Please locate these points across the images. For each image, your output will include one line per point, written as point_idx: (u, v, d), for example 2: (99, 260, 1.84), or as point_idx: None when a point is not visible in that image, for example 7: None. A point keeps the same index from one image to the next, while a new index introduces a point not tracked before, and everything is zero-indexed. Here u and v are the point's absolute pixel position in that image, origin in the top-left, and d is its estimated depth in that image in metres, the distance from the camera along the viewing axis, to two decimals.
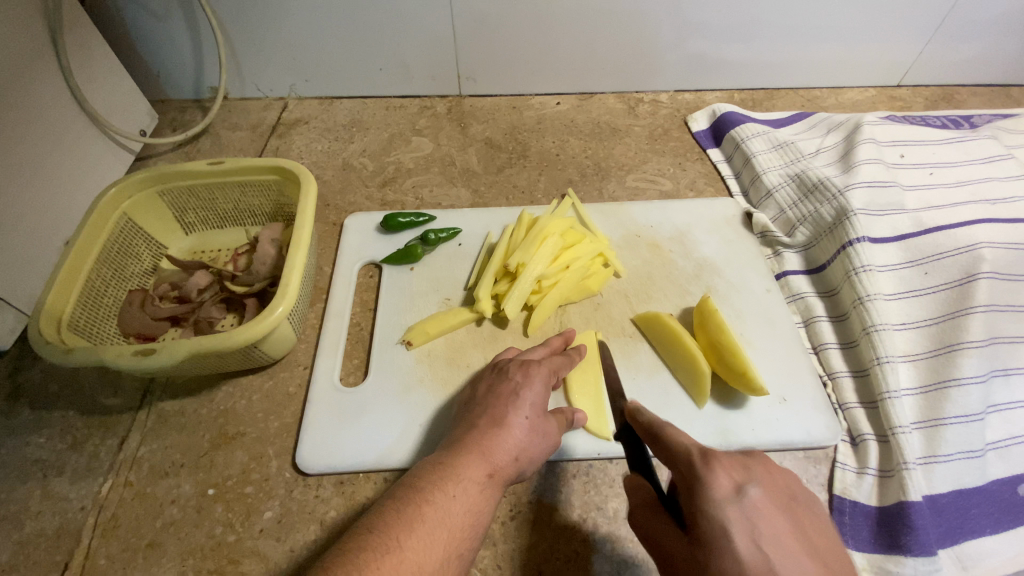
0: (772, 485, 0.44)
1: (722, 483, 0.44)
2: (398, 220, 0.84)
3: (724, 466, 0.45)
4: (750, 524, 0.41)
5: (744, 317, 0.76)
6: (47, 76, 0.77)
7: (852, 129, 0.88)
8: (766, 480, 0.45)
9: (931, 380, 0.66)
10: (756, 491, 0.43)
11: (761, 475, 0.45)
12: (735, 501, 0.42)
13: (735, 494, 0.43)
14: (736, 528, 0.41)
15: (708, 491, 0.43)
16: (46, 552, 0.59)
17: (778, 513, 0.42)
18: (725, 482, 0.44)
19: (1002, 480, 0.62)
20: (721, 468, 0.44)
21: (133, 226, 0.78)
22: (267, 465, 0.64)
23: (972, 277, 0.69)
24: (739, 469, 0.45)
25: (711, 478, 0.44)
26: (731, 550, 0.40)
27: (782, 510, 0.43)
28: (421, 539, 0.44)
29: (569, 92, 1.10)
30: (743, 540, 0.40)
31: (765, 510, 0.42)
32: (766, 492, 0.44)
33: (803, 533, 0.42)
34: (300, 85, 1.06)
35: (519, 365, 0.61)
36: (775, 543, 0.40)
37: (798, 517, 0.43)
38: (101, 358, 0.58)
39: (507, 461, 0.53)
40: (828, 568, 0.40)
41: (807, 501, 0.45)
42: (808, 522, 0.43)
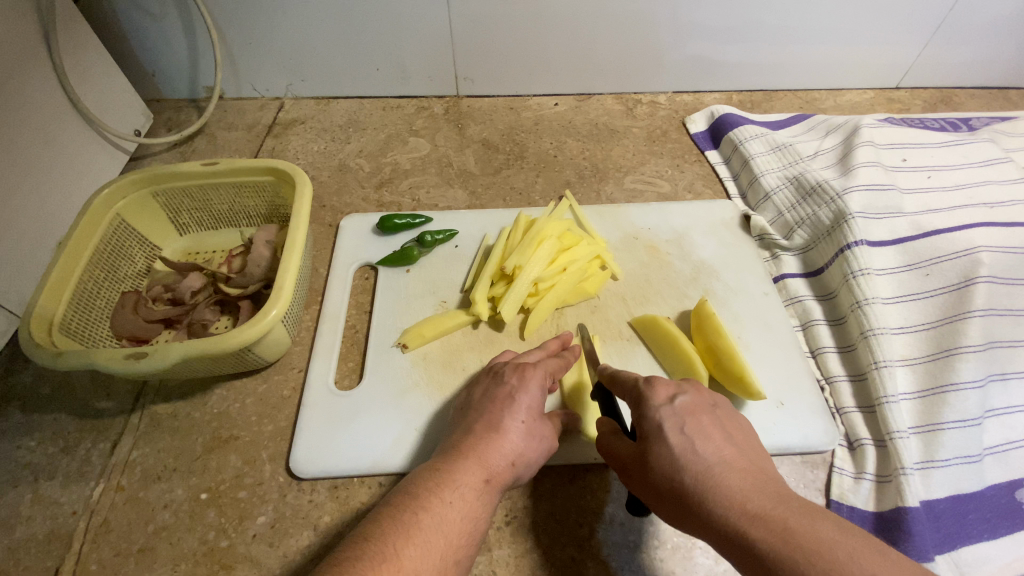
0: (700, 395, 0.51)
1: (659, 394, 0.50)
2: (394, 221, 0.83)
3: (662, 383, 0.52)
4: (680, 420, 0.48)
5: (741, 320, 0.75)
6: (40, 75, 0.77)
7: (851, 131, 0.87)
8: (696, 391, 0.51)
9: (929, 384, 0.66)
10: (685, 397, 0.49)
11: (692, 387, 0.51)
12: (669, 406, 0.49)
13: (669, 401, 0.49)
14: (667, 425, 0.48)
15: (647, 402, 0.50)
16: (37, 557, 0.58)
17: (702, 412, 0.48)
18: (662, 394, 0.50)
19: (1000, 484, 0.62)
20: (658, 384, 0.51)
21: (126, 227, 0.77)
22: (260, 469, 0.64)
23: (970, 281, 0.68)
24: (674, 385, 0.51)
25: (651, 392, 0.51)
26: (663, 441, 0.47)
27: (708, 411, 0.49)
28: (419, 547, 0.44)
29: (568, 93, 1.09)
30: (673, 432, 0.47)
31: (693, 411, 0.49)
32: (695, 397, 0.50)
33: (727, 432, 0.48)
34: (296, 85, 1.05)
35: (515, 368, 0.60)
36: (700, 433, 0.47)
37: (722, 420, 0.49)
38: (93, 362, 0.57)
39: (504, 467, 0.52)
40: (743, 450, 0.47)
41: (735, 414, 0.51)
42: (730, 419, 0.50)
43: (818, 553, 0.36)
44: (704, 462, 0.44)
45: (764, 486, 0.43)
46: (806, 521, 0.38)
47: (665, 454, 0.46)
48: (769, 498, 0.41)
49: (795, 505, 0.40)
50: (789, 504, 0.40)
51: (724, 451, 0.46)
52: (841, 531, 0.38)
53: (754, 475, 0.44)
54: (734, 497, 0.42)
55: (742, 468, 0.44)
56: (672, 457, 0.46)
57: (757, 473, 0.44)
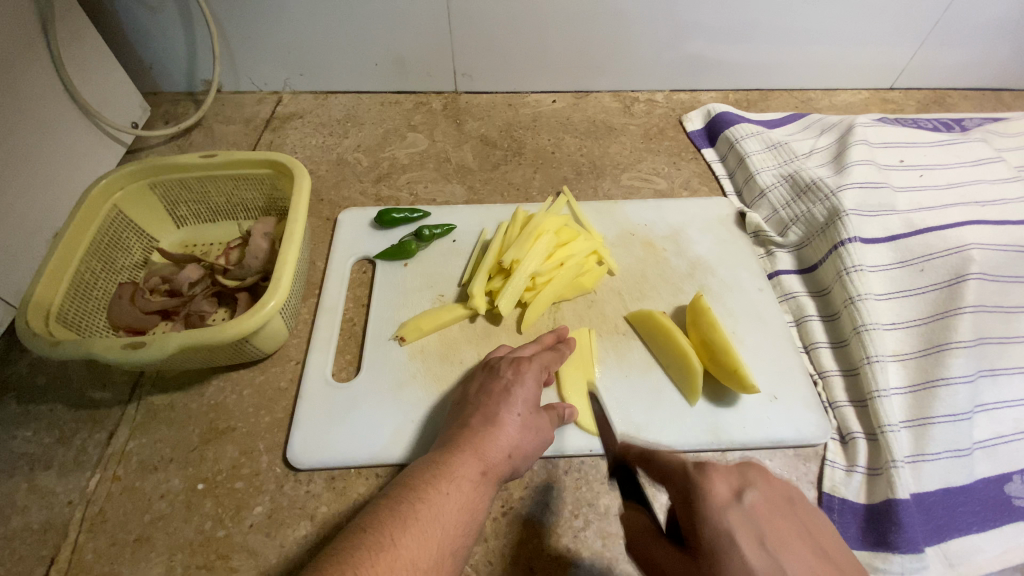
0: (770, 488, 0.40)
1: (720, 489, 0.39)
2: (392, 215, 0.83)
3: (720, 473, 0.40)
4: (754, 530, 0.37)
5: (736, 316, 0.76)
6: (37, 66, 0.76)
7: (845, 130, 0.88)
8: (765, 482, 0.40)
9: (921, 379, 0.67)
10: (756, 494, 0.39)
11: (760, 478, 0.40)
12: (737, 508, 0.38)
13: (736, 499, 0.39)
14: (740, 536, 0.37)
15: (706, 501, 0.39)
16: (32, 547, 0.58)
17: (779, 514, 0.38)
18: (723, 489, 0.39)
19: (989, 478, 0.63)
20: (716, 474, 0.40)
21: (124, 218, 0.77)
22: (257, 459, 0.64)
23: (961, 278, 0.69)
24: (735, 474, 0.41)
25: (709, 487, 0.39)
26: (739, 559, 0.36)
27: (784, 510, 0.39)
28: (416, 536, 0.44)
29: (565, 91, 1.10)
30: (749, 547, 0.36)
31: (766, 512, 0.38)
32: (766, 492, 0.39)
33: (813, 543, 0.38)
34: (295, 79, 1.05)
35: (510, 363, 0.61)
36: (783, 547, 0.36)
37: (804, 526, 0.39)
38: (90, 351, 0.57)
39: (501, 458, 0.53)
40: (837, 565, 0.37)
41: (810, 509, 0.40)
42: (811, 521, 0.39)
43: None
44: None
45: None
46: None
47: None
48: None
49: None
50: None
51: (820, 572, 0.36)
52: None
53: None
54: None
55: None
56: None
57: None
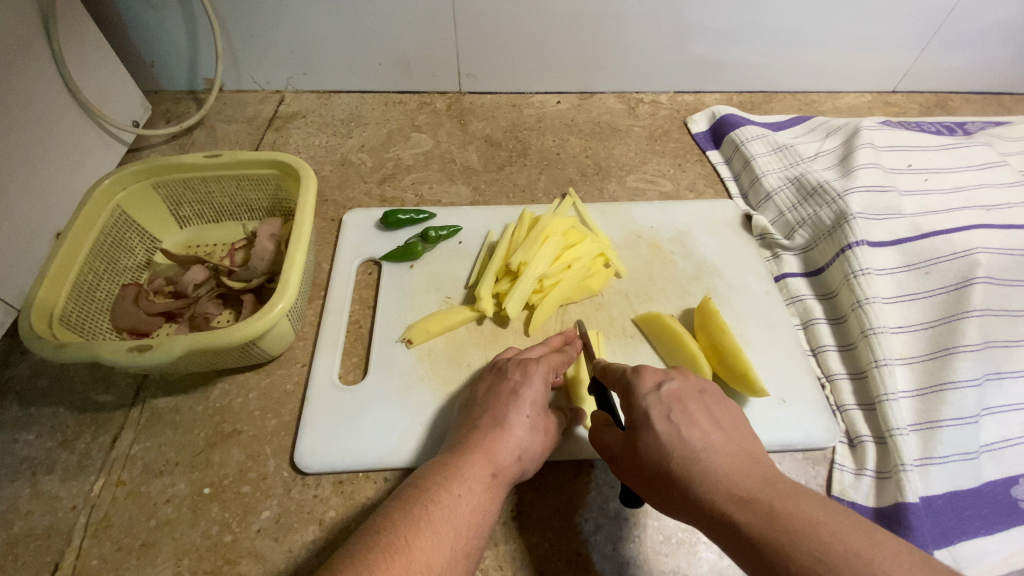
0: (686, 381, 0.51)
1: (646, 382, 0.51)
2: (398, 216, 0.83)
3: (650, 371, 0.52)
4: (667, 408, 0.48)
5: (743, 319, 0.76)
6: (39, 64, 0.75)
7: (851, 133, 0.89)
8: (682, 377, 0.52)
9: (928, 382, 0.67)
10: (673, 384, 0.50)
11: (679, 375, 0.52)
12: (656, 394, 0.49)
13: (656, 388, 0.50)
14: (654, 412, 0.48)
15: (635, 390, 0.51)
16: (36, 553, 0.57)
17: (688, 398, 0.49)
18: (649, 382, 0.51)
19: (997, 481, 0.63)
20: (646, 371, 0.52)
21: (127, 218, 0.76)
22: (264, 463, 0.63)
23: (968, 281, 0.70)
24: (661, 372, 0.52)
25: (639, 380, 0.51)
26: (650, 427, 0.48)
27: (695, 396, 0.50)
28: (429, 538, 0.44)
29: (570, 92, 1.10)
30: (660, 419, 0.48)
31: (680, 397, 0.49)
32: (681, 383, 0.50)
33: (714, 417, 0.48)
34: (297, 78, 1.04)
35: (518, 364, 0.60)
36: (687, 419, 0.47)
37: (708, 406, 0.49)
38: (95, 354, 0.56)
39: (510, 461, 0.52)
40: (730, 434, 0.47)
41: (719, 396, 0.51)
42: (717, 405, 0.50)
43: (803, 534, 0.37)
44: (690, 448, 0.45)
45: (750, 469, 0.43)
46: (791, 502, 0.39)
47: (652, 442, 0.47)
48: (753, 479, 0.42)
49: (778, 486, 0.41)
50: (773, 486, 0.41)
51: (712, 437, 0.46)
52: (827, 509, 0.38)
53: (740, 458, 0.44)
54: (719, 478, 0.43)
55: (728, 452, 0.45)
56: (659, 442, 0.47)
57: (741, 456, 0.45)
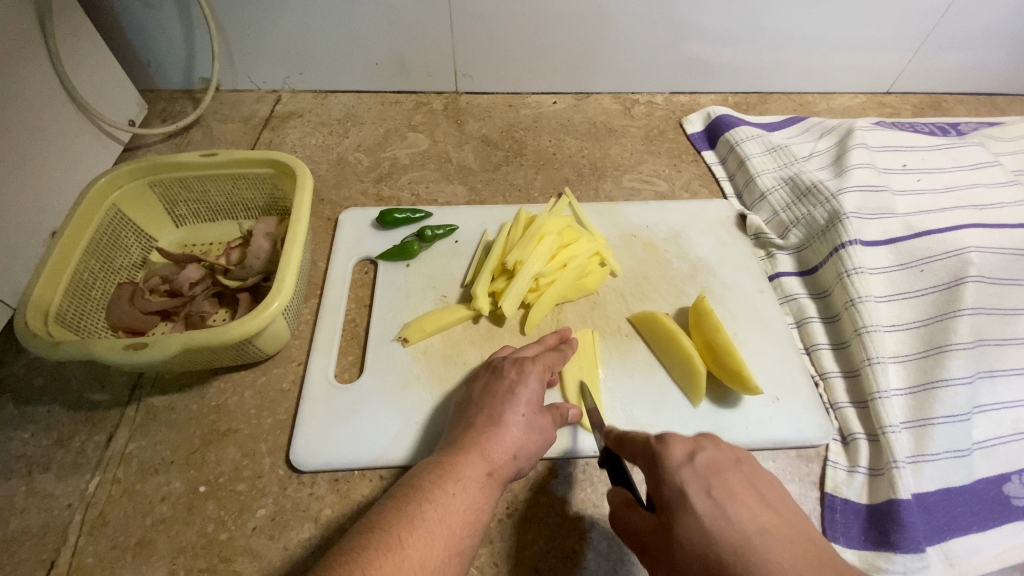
0: (720, 450, 0.47)
1: (676, 451, 0.47)
2: (394, 215, 0.83)
3: (677, 440, 0.48)
4: (704, 482, 0.44)
5: (737, 317, 0.77)
6: (35, 63, 0.75)
7: (844, 134, 0.89)
8: (715, 446, 0.48)
9: (920, 380, 0.67)
10: (706, 454, 0.47)
11: (711, 444, 0.48)
12: (690, 465, 0.46)
13: (689, 460, 0.46)
14: (692, 488, 0.44)
15: (665, 464, 0.47)
16: (31, 550, 0.57)
17: (725, 469, 0.45)
18: (679, 451, 0.47)
19: (988, 478, 0.64)
20: (674, 440, 0.48)
21: (122, 217, 0.76)
22: (259, 462, 0.63)
23: (960, 281, 0.70)
24: (690, 441, 0.48)
25: (668, 451, 0.47)
26: (690, 507, 0.43)
27: (732, 468, 0.46)
28: (423, 536, 0.44)
29: (566, 92, 1.10)
30: (699, 496, 0.43)
31: (716, 470, 0.46)
32: (714, 453, 0.47)
33: (757, 493, 0.44)
34: (294, 78, 1.04)
35: (514, 363, 0.61)
36: (729, 495, 0.43)
37: (749, 479, 0.45)
38: (91, 352, 0.56)
39: (505, 459, 0.53)
40: (778, 513, 0.43)
41: (756, 469, 0.47)
42: (756, 479, 0.46)
43: None
44: (740, 532, 0.41)
45: (813, 558, 0.39)
46: None
47: (694, 526, 0.42)
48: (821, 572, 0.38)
49: None
50: None
51: (761, 517, 0.42)
52: None
53: (797, 543, 0.40)
54: (783, 570, 0.38)
55: (783, 536, 0.41)
56: (702, 525, 0.42)
57: (797, 540, 0.41)
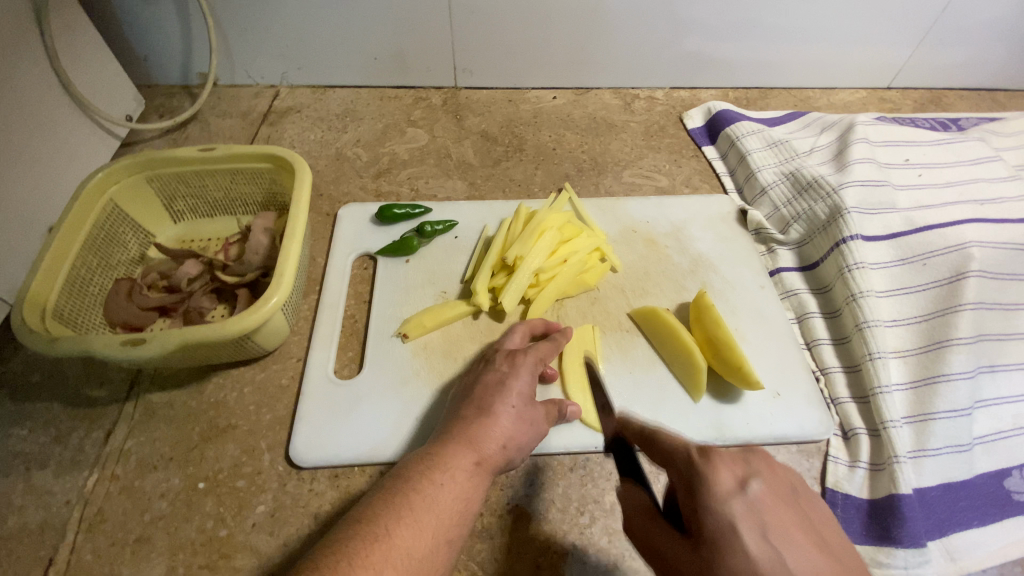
0: (772, 477, 0.42)
1: (725, 479, 0.41)
2: (394, 211, 0.83)
3: (724, 462, 0.42)
4: (757, 518, 0.39)
5: (738, 313, 0.76)
6: (31, 57, 0.75)
7: (846, 129, 0.89)
8: (766, 471, 0.43)
9: (921, 375, 0.67)
10: (759, 484, 0.41)
11: (764, 468, 0.43)
12: (742, 496, 0.40)
13: (740, 489, 0.40)
14: (744, 526, 0.38)
15: (712, 490, 0.41)
16: (30, 547, 0.57)
17: (781, 505, 0.40)
18: (728, 479, 0.41)
19: (989, 473, 0.64)
20: (721, 463, 0.42)
21: (120, 213, 0.76)
22: (259, 458, 0.63)
23: (961, 275, 0.70)
24: (740, 463, 0.42)
25: (715, 476, 0.41)
26: (743, 550, 0.37)
27: (786, 500, 0.41)
28: (409, 527, 0.44)
29: (566, 87, 1.10)
30: (752, 537, 0.38)
31: (770, 504, 0.40)
32: (770, 481, 0.41)
33: (811, 533, 0.40)
34: (292, 73, 1.04)
35: (506, 356, 0.61)
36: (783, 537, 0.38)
37: (801, 513, 0.42)
38: (89, 348, 0.56)
39: (496, 450, 0.52)
40: (838, 561, 0.39)
41: (807, 497, 0.44)
42: (811, 515, 0.42)
43: None
44: None
45: None
46: None
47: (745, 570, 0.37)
48: None
49: None
50: None
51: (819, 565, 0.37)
52: None
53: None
54: None
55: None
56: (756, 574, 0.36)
57: None
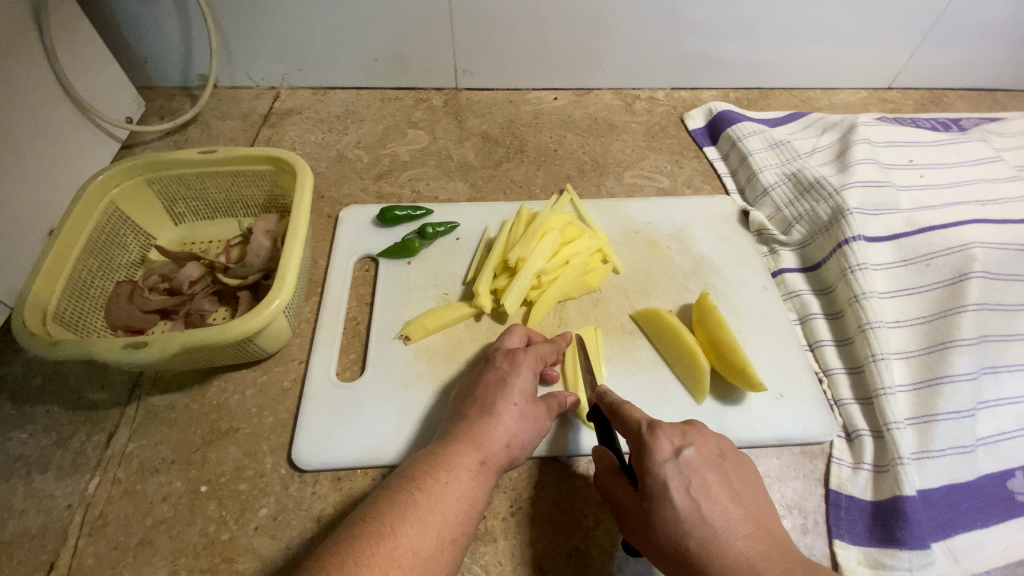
0: (704, 444, 0.51)
1: (664, 447, 0.50)
2: (396, 212, 0.82)
3: (666, 433, 0.51)
4: (686, 479, 0.48)
5: (741, 314, 0.76)
6: (31, 59, 0.75)
7: (847, 129, 0.89)
8: (700, 441, 0.51)
9: (924, 376, 0.67)
10: (692, 452, 0.49)
11: (697, 438, 0.51)
12: (675, 462, 0.49)
13: (675, 456, 0.49)
14: (674, 485, 0.48)
15: (652, 456, 0.49)
16: (31, 552, 0.56)
17: (708, 468, 0.49)
18: (667, 446, 0.50)
19: (993, 475, 0.64)
20: (662, 434, 0.50)
21: (120, 215, 0.76)
22: (261, 461, 0.63)
23: (963, 276, 0.70)
24: (679, 434, 0.51)
25: (656, 444, 0.50)
26: (669, 502, 0.47)
27: (713, 464, 0.50)
28: (416, 525, 0.44)
29: (567, 88, 1.09)
30: (679, 493, 0.47)
31: (698, 466, 0.49)
32: (701, 450, 0.50)
33: (730, 488, 0.49)
34: (292, 74, 1.04)
35: (506, 354, 0.60)
36: (705, 493, 0.47)
37: (726, 475, 0.50)
38: (90, 351, 0.55)
39: (499, 449, 0.52)
40: (747, 508, 0.48)
41: (733, 459, 0.52)
42: (735, 472, 0.51)
43: None
44: (712, 529, 0.46)
45: (772, 552, 0.44)
46: None
47: (671, 517, 0.47)
48: (776, 565, 0.43)
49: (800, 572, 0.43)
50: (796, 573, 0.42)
51: (732, 514, 0.47)
52: None
53: (761, 540, 0.46)
54: (742, 565, 0.44)
55: (749, 532, 0.46)
56: (677, 520, 0.47)
57: (761, 536, 0.46)
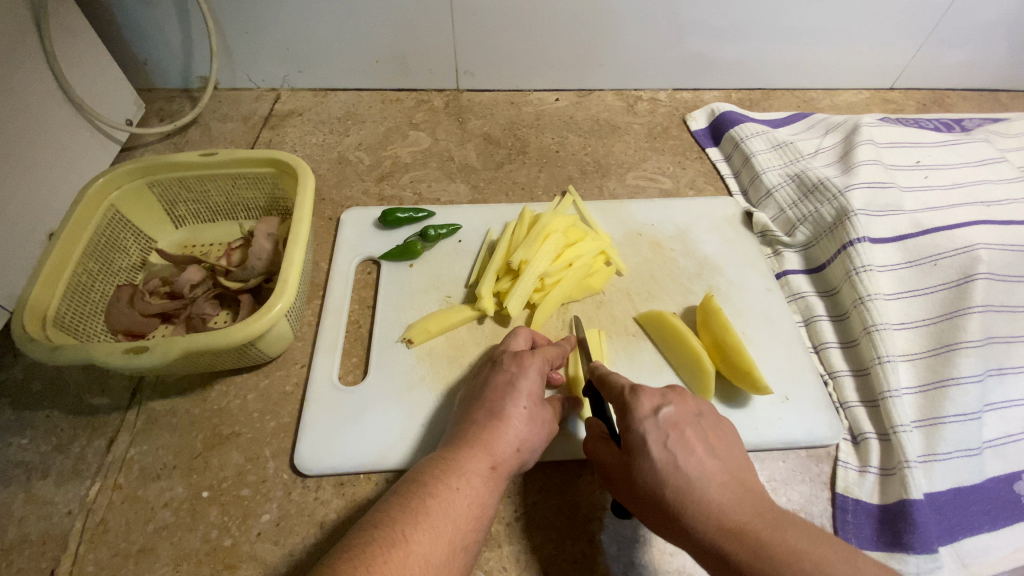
0: (684, 403, 0.51)
1: (643, 405, 0.50)
2: (397, 214, 0.82)
3: (647, 393, 0.51)
4: (664, 435, 0.49)
5: (745, 316, 0.76)
6: (30, 62, 0.74)
7: (851, 130, 0.89)
8: (680, 401, 0.51)
9: (931, 378, 0.67)
10: (670, 409, 0.50)
11: (677, 398, 0.52)
12: (654, 419, 0.49)
13: (654, 413, 0.50)
14: (652, 439, 0.48)
15: (631, 413, 0.50)
16: (31, 559, 0.56)
17: (686, 424, 0.49)
18: (647, 405, 0.50)
19: (1000, 477, 0.63)
20: (644, 394, 0.51)
21: (121, 218, 0.75)
22: (263, 466, 0.62)
23: (969, 278, 0.69)
24: (659, 394, 0.51)
25: (635, 403, 0.51)
26: (646, 456, 0.48)
27: (692, 420, 0.50)
28: (427, 533, 0.43)
29: (568, 89, 1.09)
30: (656, 447, 0.48)
31: (677, 422, 0.49)
32: (680, 408, 0.50)
33: (708, 441, 0.49)
34: (293, 76, 1.03)
35: (513, 356, 0.59)
36: (683, 447, 0.48)
37: (704, 430, 0.50)
38: (90, 356, 0.55)
39: (509, 453, 0.52)
40: (725, 461, 0.48)
41: (715, 418, 0.52)
42: (714, 428, 0.51)
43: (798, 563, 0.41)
44: (687, 478, 0.46)
45: (743, 501, 0.45)
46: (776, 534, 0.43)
47: (649, 469, 0.48)
48: (748, 512, 0.44)
49: (768, 518, 0.44)
50: (765, 519, 0.44)
51: (707, 464, 0.47)
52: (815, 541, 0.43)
53: (734, 488, 0.46)
54: (713, 513, 0.45)
55: (723, 481, 0.46)
56: (654, 471, 0.47)
57: (736, 486, 0.47)
